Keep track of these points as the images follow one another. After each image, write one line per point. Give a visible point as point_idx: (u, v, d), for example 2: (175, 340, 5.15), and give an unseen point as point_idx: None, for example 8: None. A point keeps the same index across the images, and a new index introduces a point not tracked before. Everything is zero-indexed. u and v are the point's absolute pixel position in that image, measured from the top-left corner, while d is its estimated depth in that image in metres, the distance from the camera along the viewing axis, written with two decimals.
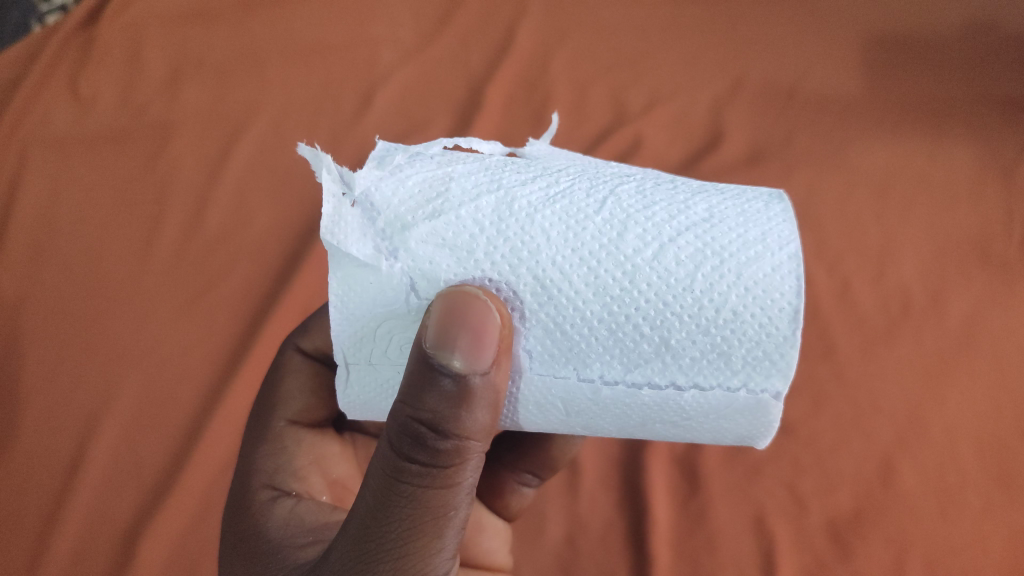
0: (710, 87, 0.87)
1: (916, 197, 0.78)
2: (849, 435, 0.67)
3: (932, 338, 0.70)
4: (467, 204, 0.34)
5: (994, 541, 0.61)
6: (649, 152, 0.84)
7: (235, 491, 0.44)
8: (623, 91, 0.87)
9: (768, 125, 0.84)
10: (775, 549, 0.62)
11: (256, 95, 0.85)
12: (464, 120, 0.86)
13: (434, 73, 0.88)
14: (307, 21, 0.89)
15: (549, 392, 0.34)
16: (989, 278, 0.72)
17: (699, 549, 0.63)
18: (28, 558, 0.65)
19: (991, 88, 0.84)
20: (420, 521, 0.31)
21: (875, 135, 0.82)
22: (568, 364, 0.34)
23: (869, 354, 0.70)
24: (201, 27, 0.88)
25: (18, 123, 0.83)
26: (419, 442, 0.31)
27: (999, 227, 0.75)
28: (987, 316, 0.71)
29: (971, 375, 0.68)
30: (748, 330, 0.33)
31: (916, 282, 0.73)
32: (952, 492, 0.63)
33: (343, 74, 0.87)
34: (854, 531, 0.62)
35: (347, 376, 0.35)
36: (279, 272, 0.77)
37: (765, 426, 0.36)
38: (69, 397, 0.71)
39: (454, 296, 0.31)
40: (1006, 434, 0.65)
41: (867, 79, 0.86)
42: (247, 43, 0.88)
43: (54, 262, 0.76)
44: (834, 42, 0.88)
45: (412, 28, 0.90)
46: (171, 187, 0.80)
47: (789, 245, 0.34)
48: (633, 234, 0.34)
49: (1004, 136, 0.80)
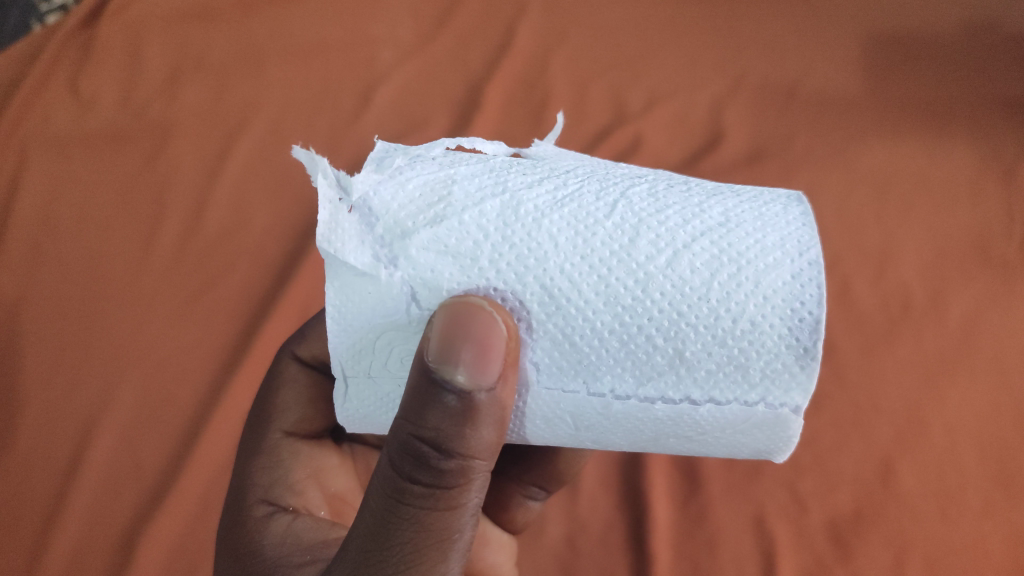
0: (712, 85, 0.85)
1: (916, 196, 0.76)
2: (849, 434, 0.65)
3: (932, 339, 0.68)
4: (471, 209, 0.32)
5: (995, 542, 0.59)
6: (650, 150, 0.82)
7: (229, 505, 0.42)
8: (622, 90, 0.85)
9: (770, 123, 0.82)
10: (776, 549, 0.61)
11: (249, 95, 0.83)
12: (458, 120, 0.84)
13: (425, 72, 0.86)
14: (298, 20, 0.87)
15: (560, 407, 0.33)
16: (989, 277, 0.71)
17: (698, 549, 0.61)
18: (24, 563, 0.63)
19: (991, 87, 0.82)
20: (422, 546, 0.30)
21: (875, 135, 0.80)
22: (581, 379, 0.32)
23: (869, 354, 0.68)
24: (195, 28, 0.87)
25: (16, 124, 0.81)
26: (421, 462, 0.29)
27: (1000, 227, 0.73)
28: (988, 316, 0.69)
29: (972, 375, 0.66)
30: (767, 341, 0.32)
31: (917, 281, 0.71)
32: (952, 492, 0.62)
33: (336, 74, 0.85)
34: (855, 531, 0.61)
35: (345, 390, 0.33)
36: (270, 271, 0.75)
37: (784, 441, 0.34)
38: (67, 398, 0.69)
39: (457, 309, 0.29)
40: (1007, 436, 0.63)
41: (866, 79, 0.84)
42: (241, 43, 0.86)
43: (51, 262, 0.75)
44: (835, 42, 0.86)
45: (405, 27, 0.88)
46: (169, 187, 0.78)
47: (810, 252, 0.32)
48: (646, 240, 0.32)
49: (1004, 135, 0.78)
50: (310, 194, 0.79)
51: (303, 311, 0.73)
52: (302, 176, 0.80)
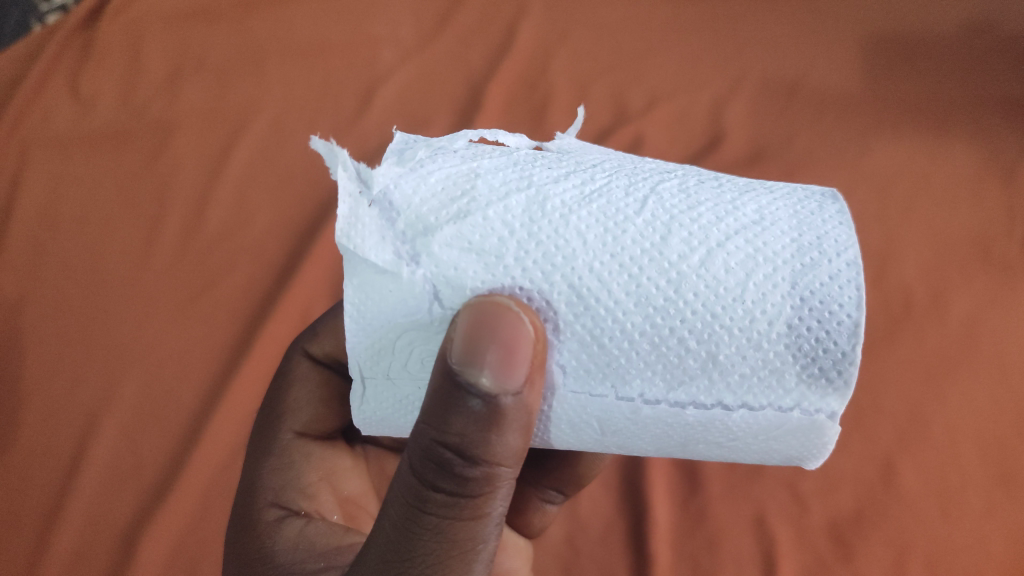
0: (713, 84, 0.83)
1: (917, 197, 0.74)
2: (850, 434, 0.64)
3: (933, 339, 0.67)
4: (495, 204, 0.31)
5: (996, 542, 0.58)
6: (652, 150, 0.80)
7: (239, 507, 0.41)
8: (623, 88, 0.84)
9: (773, 123, 0.81)
10: (777, 550, 0.59)
11: (243, 91, 0.82)
12: (459, 120, 0.82)
13: (420, 67, 0.85)
14: (291, 15, 0.86)
15: (587, 412, 0.32)
16: (991, 277, 0.69)
17: (700, 549, 0.60)
18: (24, 562, 0.62)
19: (992, 87, 0.80)
20: (445, 556, 0.29)
21: (877, 136, 0.78)
22: (610, 383, 0.31)
23: (870, 356, 0.67)
24: (188, 24, 0.85)
25: (17, 123, 0.80)
26: (445, 469, 0.28)
27: (1001, 227, 0.72)
28: (989, 317, 0.67)
29: (972, 375, 0.65)
30: (804, 344, 0.30)
31: (918, 281, 0.70)
32: (952, 492, 0.60)
33: (337, 72, 0.84)
34: (855, 531, 0.60)
35: (363, 391, 0.32)
36: (265, 266, 0.74)
37: (818, 448, 0.33)
38: (67, 395, 0.68)
39: (482, 308, 0.28)
40: (1009, 437, 0.62)
41: (867, 79, 0.82)
42: (236, 39, 0.84)
43: (52, 259, 0.73)
44: (836, 41, 0.85)
45: (399, 22, 0.87)
46: (169, 185, 0.77)
47: (848, 252, 0.31)
48: (678, 238, 0.31)
49: (1005, 136, 0.77)
50: (302, 189, 0.77)
51: (295, 306, 0.72)
52: (299, 173, 0.78)
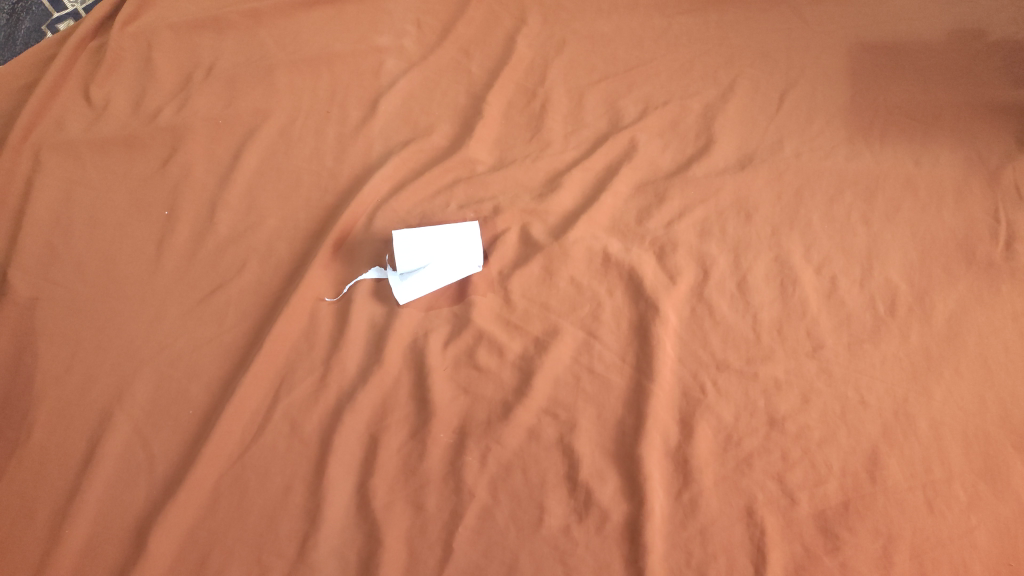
0: (705, 92, 0.88)
1: (904, 199, 0.79)
2: (838, 429, 0.66)
3: (918, 336, 0.71)
4: None
5: (981, 533, 0.61)
6: (643, 156, 0.84)
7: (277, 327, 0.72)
8: (618, 98, 0.88)
9: (762, 128, 0.85)
10: (767, 541, 0.61)
11: (262, 102, 0.88)
12: (460, 129, 0.87)
13: (432, 80, 0.90)
14: (314, 32, 0.93)
15: (424, 259, 0.75)
16: (974, 277, 0.74)
17: (692, 539, 0.62)
18: (36, 558, 0.63)
19: (977, 94, 0.86)
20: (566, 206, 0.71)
21: (862, 143, 0.83)
22: (422, 240, 0.75)
23: (855, 352, 0.70)
24: (212, 35, 0.92)
25: (30, 129, 0.85)
26: None
27: (985, 229, 0.77)
28: (972, 314, 0.72)
29: (956, 371, 0.69)
30: None
31: (903, 282, 0.74)
32: (938, 486, 0.63)
33: (355, 89, 0.89)
34: (844, 523, 0.62)
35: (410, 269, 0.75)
36: (274, 268, 0.78)
37: None
38: (82, 394, 0.71)
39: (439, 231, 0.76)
40: (992, 431, 0.66)
41: (856, 87, 0.87)
42: (255, 53, 0.91)
43: (67, 263, 0.78)
44: (827, 51, 0.90)
45: (414, 36, 0.94)
46: (181, 188, 0.82)
47: None
48: None
49: (987, 141, 0.82)
50: (316, 194, 0.82)
51: (303, 303, 0.74)
52: (306, 179, 0.83)
